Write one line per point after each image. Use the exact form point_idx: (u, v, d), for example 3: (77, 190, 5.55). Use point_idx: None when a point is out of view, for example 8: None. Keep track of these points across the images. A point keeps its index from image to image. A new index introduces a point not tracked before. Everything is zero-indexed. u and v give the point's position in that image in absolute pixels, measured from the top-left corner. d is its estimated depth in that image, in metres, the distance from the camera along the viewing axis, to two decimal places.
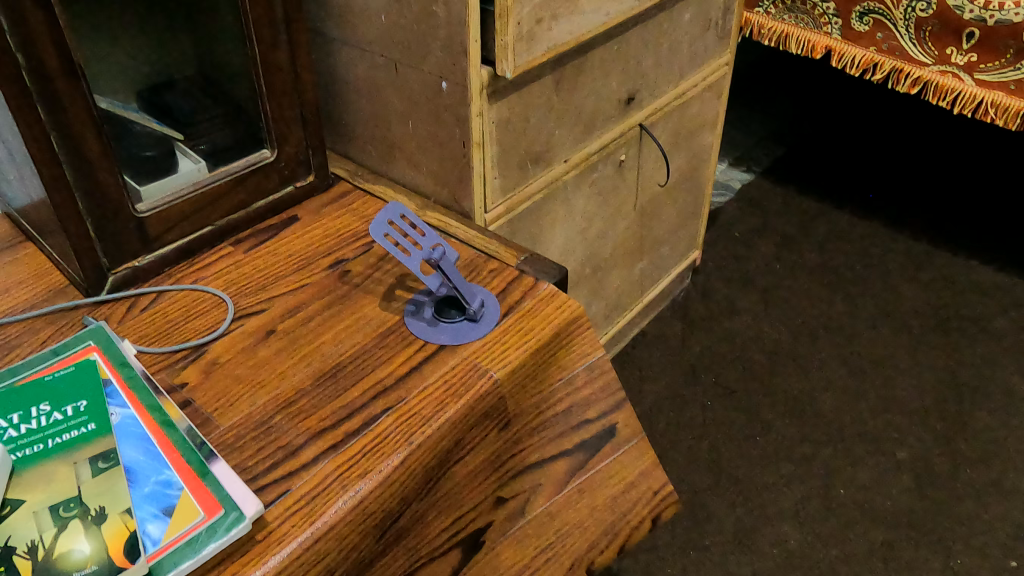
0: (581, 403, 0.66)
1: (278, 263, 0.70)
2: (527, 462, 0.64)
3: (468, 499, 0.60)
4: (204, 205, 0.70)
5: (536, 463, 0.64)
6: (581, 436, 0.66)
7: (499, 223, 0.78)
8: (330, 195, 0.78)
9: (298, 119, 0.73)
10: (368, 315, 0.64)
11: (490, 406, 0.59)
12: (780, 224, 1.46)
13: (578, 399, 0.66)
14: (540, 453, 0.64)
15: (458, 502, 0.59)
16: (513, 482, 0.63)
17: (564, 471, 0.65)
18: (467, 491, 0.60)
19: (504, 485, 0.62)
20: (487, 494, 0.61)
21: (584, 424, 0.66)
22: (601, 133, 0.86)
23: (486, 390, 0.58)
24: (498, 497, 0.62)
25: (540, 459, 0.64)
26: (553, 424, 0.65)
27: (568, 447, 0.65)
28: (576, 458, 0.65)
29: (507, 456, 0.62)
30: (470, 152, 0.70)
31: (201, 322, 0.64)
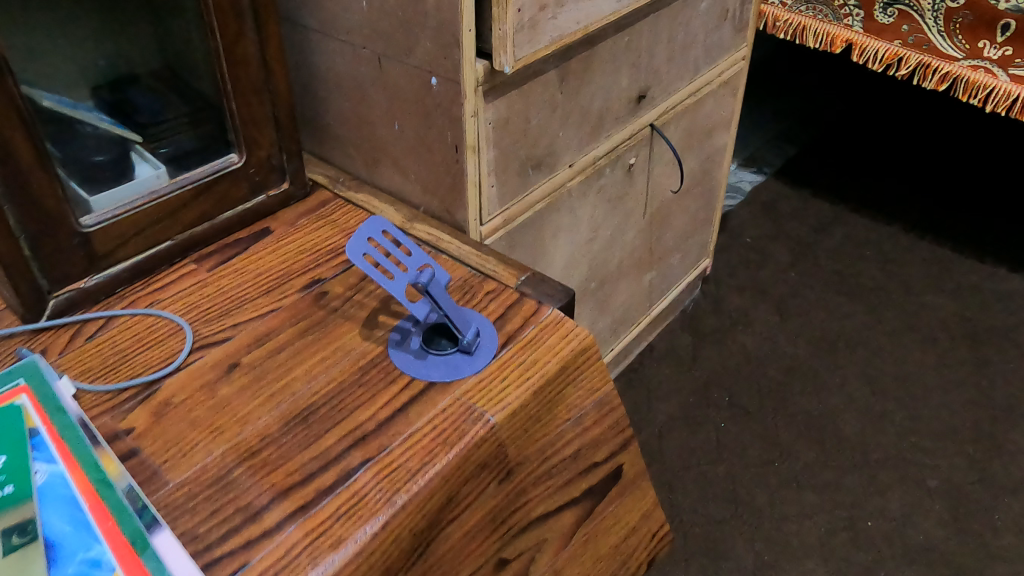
0: (591, 445, 0.59)
1: (245, 284, 0.62)
2: (530, 517, 0.55)
3: (465, 565, 0.51)
4: (162, 217, 0.61)
5: (539, 514, 0.56)
6: (587, 482, 0.59)
7: (497, 236, 0.70)
8: (308, 205, 0.70)
9: (270, 120, 0.65)
10: (346, 346, 0.56)
11: (487, 454, 0.51)
12: (794, 229, 1.38)
13: (587, 441, 0.58)
14: (543, 502, 0.56)
15: (456, 569, 0.50)
16: (517, 541, 0.54)
17: (570, 522, 0.58)
18: (464, 555, 0.50)
19: (506, 544, 0.54)
20: (489, 556, 0.52)
21: (586, 467, 0.58)
22: (609, 135, 0.78)
23: (482, 438, 0.50)
24: (500, 559, 0.53)
25: (545, 511, 0.56)
26: (561, 469, 0.57)
27: (573, 496, 0.58)
28: (581, 507, 0.59)
29: (508, 511, 0.54)
30: (463, 157, 0.62)
31: (154, 353, 0.56)
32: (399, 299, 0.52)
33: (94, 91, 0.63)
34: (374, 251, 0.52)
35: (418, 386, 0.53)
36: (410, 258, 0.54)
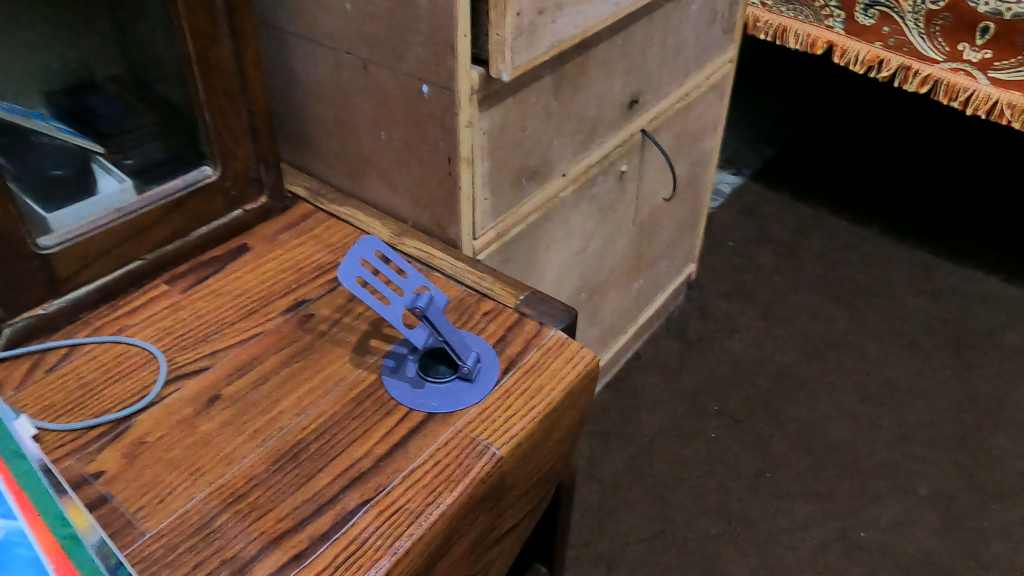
0: (560, 458, 0.55)
1: (222, 307, 0.57)
2: (502, 532, 0.52)
3: None
4: (130, 235, 0.57)
5: (509, 528, 0.53)
6: (545, 490, 0.55)
7: (490, 250, 0.66)
8: (288, 218, 0.65)
9: (247, 130, 0.61)
10: (336, 374, 0.52)
11: (491, 488, 0.47)
12: (775, 232, 1.37)
13: (560, 454, 0.55)
14: (514, 516, 0.53)
15: None
16: (486, 557, 0.51)
17: (521, 528, 0.55)
18: None
19: (477, 562, 0.50)
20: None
21: (552, 475, 0.55)
22: (601, 142, 0.75)
23: (487, 473, 0.46)
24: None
25: (511, 525, 0.53)
26: (535, 486, 0.53)
27: (534, 504, 0.55)
28: (532, 513, 0.55)
29: (489, 533, 0.50)
30: (456, 169, 0.58)
31: (125, 386, 0.51)
32: (394, 325, 0.49)
33: (48, 96, 0.59)
34: (367, 274, 0.49)
35: (417, 417, 0.49)
36: (406, 281, 0.50)
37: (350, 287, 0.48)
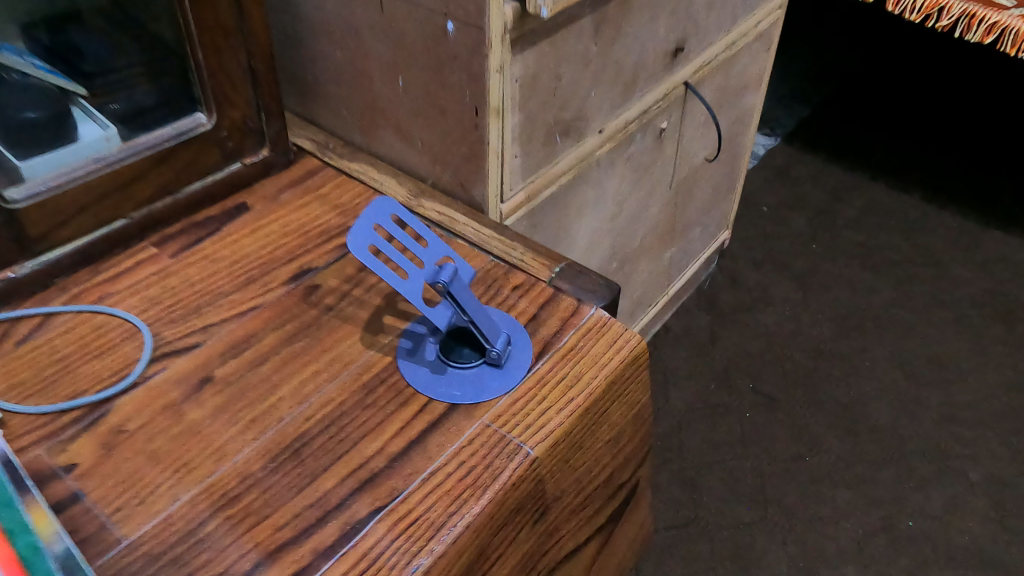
0: (621, 466, 0.48)
1: (217, 275, 0.50)
2: (559, 556, 0.45)
3: None
4: (112, 191, 0.49)
5: (568, 552, 0.46)
6: (611, 506, 0.49)
7: (518, 214, 0.59)
8: (291, 175, 0.58)
9: (246, 72, 0.53)
10: (345, 355, 0.45)
11: (526, 495, 0.41)
12: (812, 197, 1.28)
13: (619, 462, 0.48)
14: (573, 538, 0.46)
15: None
16: None
17: (589, 553, 0.48)
18: None
19: None
20: None
21: (616, 490, 0.48)
22: (641, 95, 0.67)
23: (520, 477, 0.40)
24: None
25: (573, 547, 0.46)
26: (593, 499, 0.46)
27: (598, 525, 0.48)
28: (601, 534, 0.49)
29: (540, 555, 0.44)
30: (484, 121, 0.51)
31: (103, 363, 0.44)
32: (413, 303, 0.42)
33: (27, 31, 0.52)
34: (381, 243, 0.41)
35: (438, 408, 0.43)
36: (425, 250, 0.43)
37: (361, 257, 0.41)
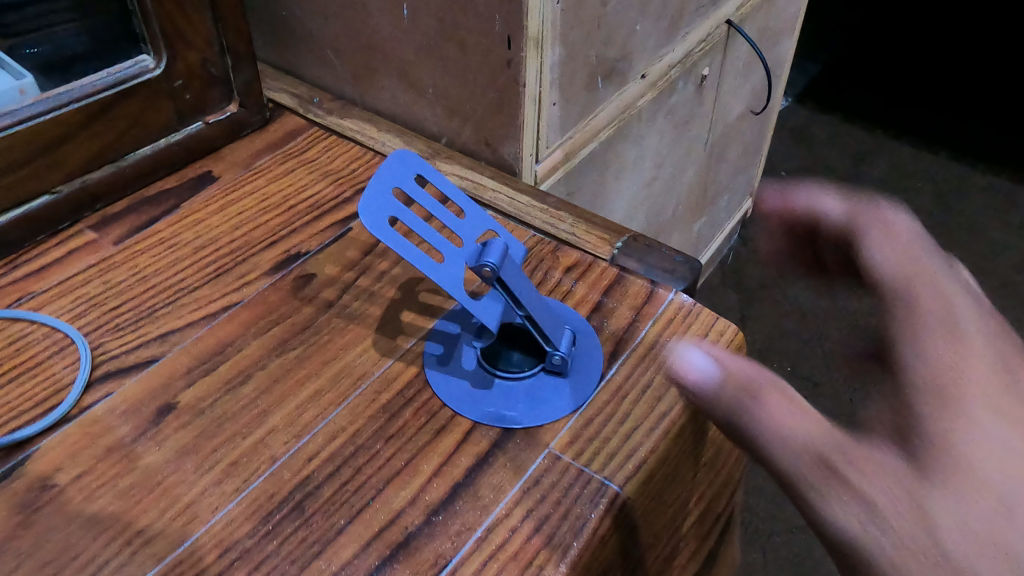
0: (718, 493, 0.37)
1: (178, 264, 0.38)
2: None
3: None
4: (28, 156, 0.37)
5: None
6: (707, 547, 0.38)
7: (555, 178, 0.48)
8: (268, 137, 0.47)
9: (204, 1, 0.41)
10: (356, 365, 0.34)
11: (615, 549, 0.30)
12: (833, 158, 1.20)
13: (716, 488, 0.37)
14: None
15: None
16: None
17: None
18: None
19: None
20: None
21: (713, 524, 0.38)
22: (687, 33, 0.56)
23: (609, 526, 0.29)
24: None
25: None
26: (689, 541, 0.36)
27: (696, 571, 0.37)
28: None
29: None
30: (521, 56, 0.39)
31: (22, 391, 0.32)
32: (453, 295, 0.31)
33: None
34: (404, 213, 0.30)
35: (488, 437, 0.32)
36: (459, 222, 0.32)
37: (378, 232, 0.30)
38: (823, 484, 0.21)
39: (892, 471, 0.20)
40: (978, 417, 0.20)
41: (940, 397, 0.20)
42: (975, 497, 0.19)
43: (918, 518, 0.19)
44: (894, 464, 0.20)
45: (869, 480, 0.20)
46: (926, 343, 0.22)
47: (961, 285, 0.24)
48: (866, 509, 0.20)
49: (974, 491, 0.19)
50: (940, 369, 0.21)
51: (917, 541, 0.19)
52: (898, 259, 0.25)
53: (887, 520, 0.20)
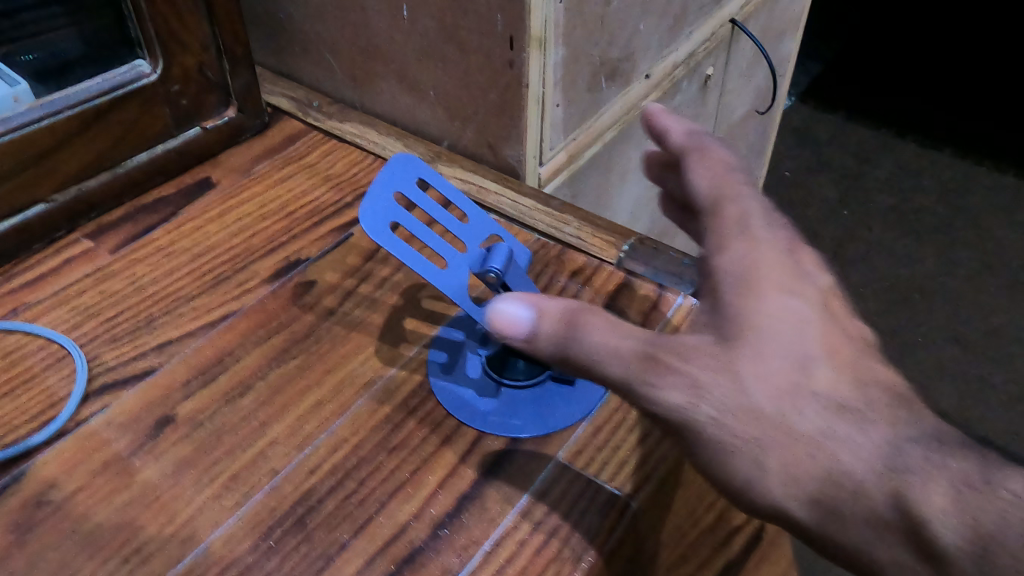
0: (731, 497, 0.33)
1: (176, 272, 0.38)
2: None
3: None
4: (21, 164, 0.36)
5: None
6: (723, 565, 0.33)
7: (559, 181, 0.47)
8: (267, 142, 0.46)
9: (199, 4, 0.40)
10: (359, 374, 0.33)
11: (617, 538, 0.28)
12: (838, 162, 1.22)
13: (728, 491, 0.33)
14: None
15: None
16: None
17: None
18: None
19: None
20: None
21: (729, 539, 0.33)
22: (690, 32, 0.55)
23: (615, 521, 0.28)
24: None
25: None
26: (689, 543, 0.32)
27: None
28: None
29: None
30: (523, 56, 0.39)
31: (17, 406, 0.31)
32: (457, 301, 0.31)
33: None
34: (408, 219, 0.31)
35: (495, 447, 0.31)
36: (462, 227, 0.33)
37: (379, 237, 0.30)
38: (645, 375, 0.25)
39: (708, 351, 0.24)
40: (766, 298, 0.25)
41: (738, 286, 0.25)
42: (790, 361, 0.24)
43: (735, 385, 0.24)
44: (709, 345, 0.25)
45: (694, 360, 0.24)
46: (720, 248, 0.27)
47: (760, 203, 0.28)
48: (690, 387, 0.24)
49: (774, 363, 0.24)
50: (742, 264, 0.26)
51: (736, 406, 0.24)
52: (707, 176, 0.29)
53: (709, 391, 0.24)
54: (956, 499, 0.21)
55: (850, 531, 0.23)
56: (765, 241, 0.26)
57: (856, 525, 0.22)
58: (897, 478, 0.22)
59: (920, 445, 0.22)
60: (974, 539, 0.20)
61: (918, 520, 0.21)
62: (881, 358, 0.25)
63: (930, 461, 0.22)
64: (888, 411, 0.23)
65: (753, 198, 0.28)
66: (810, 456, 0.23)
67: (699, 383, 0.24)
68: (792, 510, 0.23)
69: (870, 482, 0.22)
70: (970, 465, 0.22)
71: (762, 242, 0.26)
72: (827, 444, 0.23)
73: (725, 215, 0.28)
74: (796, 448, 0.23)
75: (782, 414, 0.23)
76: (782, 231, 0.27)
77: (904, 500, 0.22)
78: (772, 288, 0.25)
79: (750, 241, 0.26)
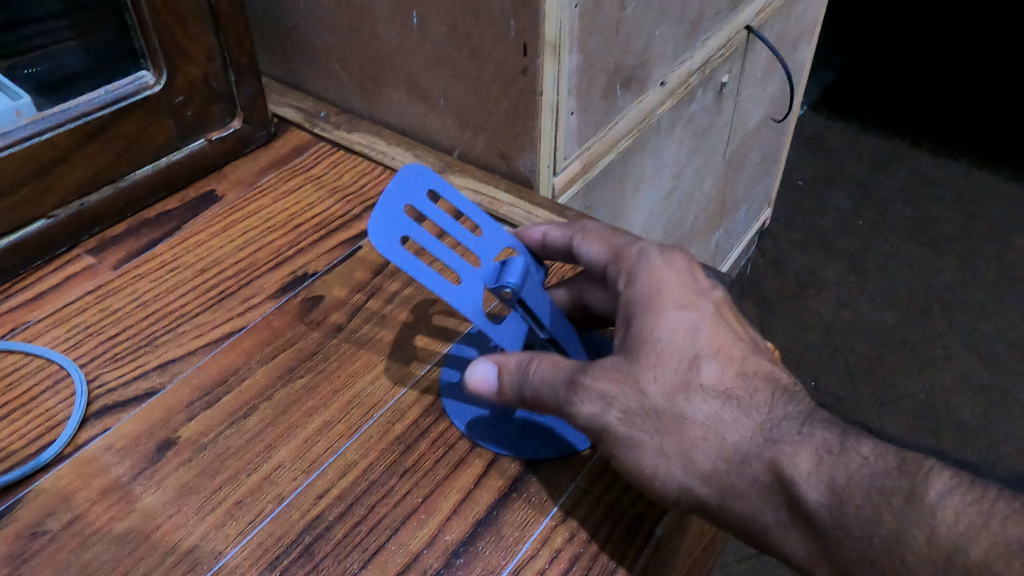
0: None
1: (180, 287, 0.36)
2: None
3: None
4: (21, 179, 0.35)
5: None
6: None
7: (573, 192, 0.45)
8: (273, 154, 0.45)
9: (204, 14, 0.39)
10: (369, 391, 0.32)
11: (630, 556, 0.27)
12: (850, 170, 1.21)
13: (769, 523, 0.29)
14: None
15: None
16: None
17: None
18: None
19: None
20: None
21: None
22: (706, 39, 0.54)
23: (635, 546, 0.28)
24: None
25: None
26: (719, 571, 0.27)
27: None
28: None
29: None
30: (537, 65, 0.37)
31: (14, 429, 0.30)
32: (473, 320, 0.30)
33: None
34: (419, 233, 0.29)
35: (510, 470, 0.30)
36: (476, 241, 0.32)
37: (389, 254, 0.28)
38: (567, 397, 0.28)
39: (615, 366, 0.29)
40: (662, 316, 0.30)
41: (643, 307, 0.30)
42: (676, 360, 0.28)
43: (637, 391, 0.28)
44: (614, 359, 0.29)
45: (601, 374, 0.28)
46: (629, 282, 0.31)
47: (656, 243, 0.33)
48: (602, 398, 0.28)
49: (663, 366, 0.28)
50: (643, 291, 0.31)
51: (638, 408, 0.28)
52: (600, 244, 0.34)
53: (616, 399, 0.28)
54: (818, 466, 0.25)
55: (741, 500, 0.26)
56: (655, 269, 0.31)
57: (749, 497, 0.26)
58: (773, 450, 0.26)
59: (790, 417, 0.27)
60: (832, 495, 0.25)
61: (790, 485, 0.25)
62: (768, 355, 0.30)
63: (797, 435, 0.26)
64: (767, 398, 0.28)
65: (650, 242, 0.33)
66: (701, 442, 0.27)
67: (608, 391, 0.28)
68: (692, 491, 0.27)
69: (749, 459, 0.26)
70: (833, 435, 0.26)
71: (663, 271, 0.31)
72: (715, 425, 0.27)
73: (628, 256, 0.32)
74: (688, 435, 0.27)
75: (675, 408, 0.28)
76: (680, 259, 0.32)
77: (780, 471, 0.26)
78: (663, 307, 0.30)
79: (653, 272, 0.31)
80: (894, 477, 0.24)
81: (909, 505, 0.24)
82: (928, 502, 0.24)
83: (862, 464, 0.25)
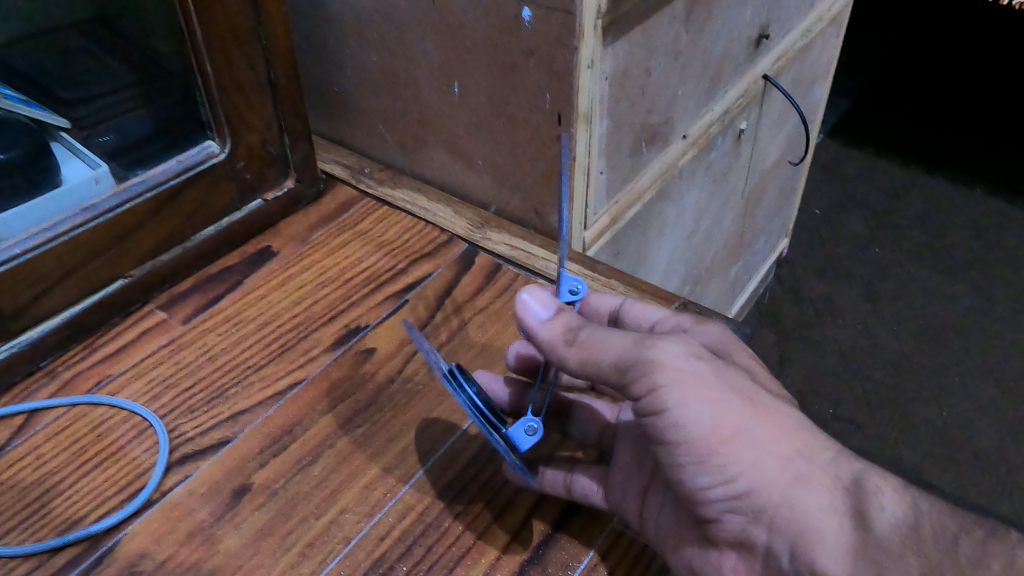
0: None
1: (245, 341, 0.40)
2: None
3: None
4: (104, 246, 0.39)
5: None
6: None
7: (601, 242, 0.49)
8: (322, 209, 0.49)
9: (264, 87, 0.43)
10: (421, 439, 0.35)
11: None
12: (866, 197, 1.23)
13: None
14: None
15: None
16: None
17: None
18: None
19: None
20: None
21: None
22: (725, 92, 0.57)
23: None
24: None
25: None
26: None
27: None
28: None
29: None
30: (570, 132, 0.41)
31: (105, 477, 0.34)
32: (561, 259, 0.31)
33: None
34: None
35: (551, 513, 0.32)
36: None
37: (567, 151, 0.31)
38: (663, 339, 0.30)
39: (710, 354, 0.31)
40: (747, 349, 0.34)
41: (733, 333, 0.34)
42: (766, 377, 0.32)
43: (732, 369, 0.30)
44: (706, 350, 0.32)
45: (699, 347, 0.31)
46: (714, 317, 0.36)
47: None
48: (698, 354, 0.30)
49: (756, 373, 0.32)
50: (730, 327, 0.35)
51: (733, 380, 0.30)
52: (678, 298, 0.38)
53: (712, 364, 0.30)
54: (902, 488, 0.28)
55: (810, 491, 0.28)
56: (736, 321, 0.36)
57: (821, 490, 0.28)
58: (859, 465, 0.29)
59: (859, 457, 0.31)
60: (912, 512, 0.27)
61: (873, 492, 0.28)
62: None
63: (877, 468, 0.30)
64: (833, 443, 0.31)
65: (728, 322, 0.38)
66: (784, 429, 0.29)
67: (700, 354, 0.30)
68: (765, 467, 0.29)
69: (830, 459, 0.29)
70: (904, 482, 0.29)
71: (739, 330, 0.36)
72: (801, 423, 0.30)
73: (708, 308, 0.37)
74: (772, 419, 0.29)
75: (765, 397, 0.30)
76: None
77: (861, 478, 0.29)
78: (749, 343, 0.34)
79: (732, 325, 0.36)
80: (976, 520, 0.28)
81: (988, 541, 0.27)
82: (1007, 541, 0.27)
83: (936, 503, 0.28)
